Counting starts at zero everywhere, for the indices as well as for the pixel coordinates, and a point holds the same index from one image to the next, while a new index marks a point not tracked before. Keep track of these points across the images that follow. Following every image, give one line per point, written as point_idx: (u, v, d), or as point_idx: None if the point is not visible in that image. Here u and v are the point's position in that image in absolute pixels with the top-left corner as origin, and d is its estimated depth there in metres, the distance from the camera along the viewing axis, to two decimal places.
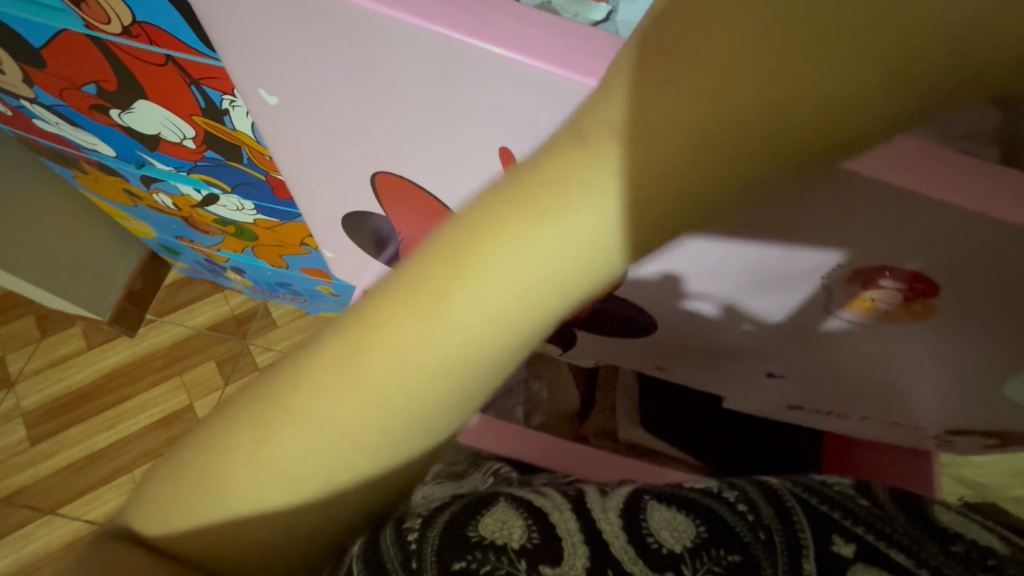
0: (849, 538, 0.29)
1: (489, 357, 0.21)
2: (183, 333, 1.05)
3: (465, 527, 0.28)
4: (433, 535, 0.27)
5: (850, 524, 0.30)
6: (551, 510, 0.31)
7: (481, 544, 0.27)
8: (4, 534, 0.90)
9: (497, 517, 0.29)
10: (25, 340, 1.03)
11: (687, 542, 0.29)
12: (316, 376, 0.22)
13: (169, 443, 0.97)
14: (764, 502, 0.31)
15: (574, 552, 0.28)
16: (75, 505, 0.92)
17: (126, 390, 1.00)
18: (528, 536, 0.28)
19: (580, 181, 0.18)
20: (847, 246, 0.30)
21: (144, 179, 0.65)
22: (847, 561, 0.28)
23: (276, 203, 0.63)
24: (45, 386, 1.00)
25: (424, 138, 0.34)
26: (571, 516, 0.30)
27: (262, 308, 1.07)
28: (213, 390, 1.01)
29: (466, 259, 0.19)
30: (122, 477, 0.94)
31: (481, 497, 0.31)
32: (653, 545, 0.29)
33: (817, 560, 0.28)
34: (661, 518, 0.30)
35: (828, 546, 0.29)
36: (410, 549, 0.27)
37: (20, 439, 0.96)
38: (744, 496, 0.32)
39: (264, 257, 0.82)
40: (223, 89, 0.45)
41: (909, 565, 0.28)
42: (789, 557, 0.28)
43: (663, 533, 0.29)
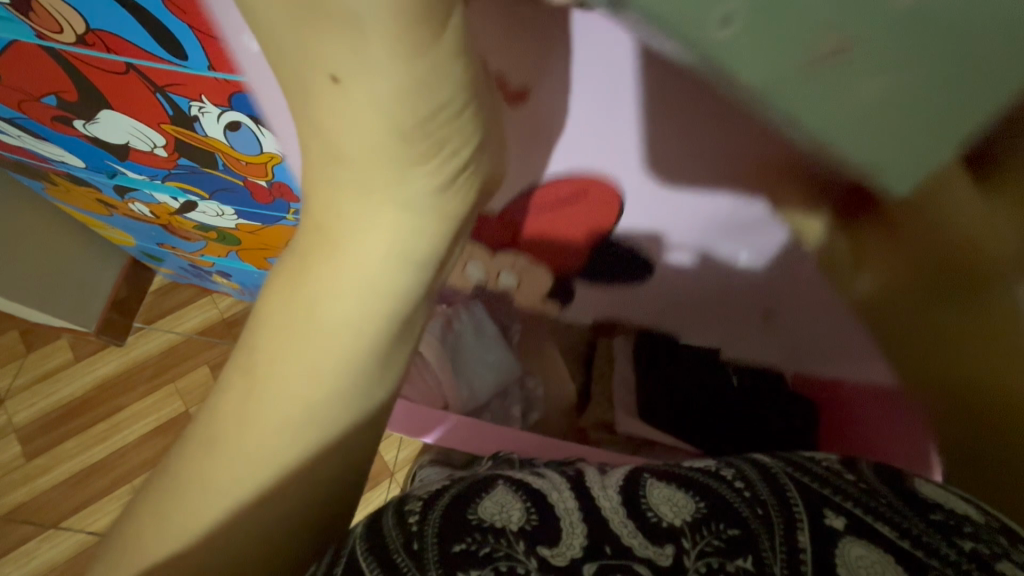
0: (841, 512, 0.32)
1: (359, 311, 0.29)
2: (173, 339, 1.04)
3: (466, 511, 0.33)
4: (433, 518, 0.32)
5: (842, 500, 0.32)
6: (551, 492, 0.36)
7: (481, 526, 0.32)
8: (8, 551, 0.90)
9: (495, 502, 0.34)
10: (10, 355, 1.01)
11: (687, 516, 0.32)
12: (240, 379, 0.29)
13: (168, 450, 0.96)
14: (761, 481, 0.33)
15: (573, 532, 0.32)
16: (78, 517, 0.92)
17: (120, 400, 0.99)
18: (526, 518, 0.33)
19: (385, 183, 0.27)
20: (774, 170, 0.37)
21: (118, 189, 0.63)
22: (838, 534, 0.31)
23: (257, 207, 0.61)
24: (36, 401, 0.98)
25: None
26: (569, 497, 0.35)
27: (252, 310, 1.06)
28: (208, 395, 1.00)
29: (343, 192, 0.28)
30: (124, 487, 0.94)
31: (482, 483, 0.36)
32: (653, 519, 0.32)
33: (812, 532, 0.31)
34: (660, 494, 0.33)
35: (821, 520, 0.31)
36: (411, 530, 0.32)
37: (15, 455, 0.95)
38: (740, 473, 0.34)
39: (249, 261, 0.81)
40: (191, 96, 0.44)
41: (896, 537, 0.30)
42: (786, 532, 0.31)
43: (662, 507, 0.32)
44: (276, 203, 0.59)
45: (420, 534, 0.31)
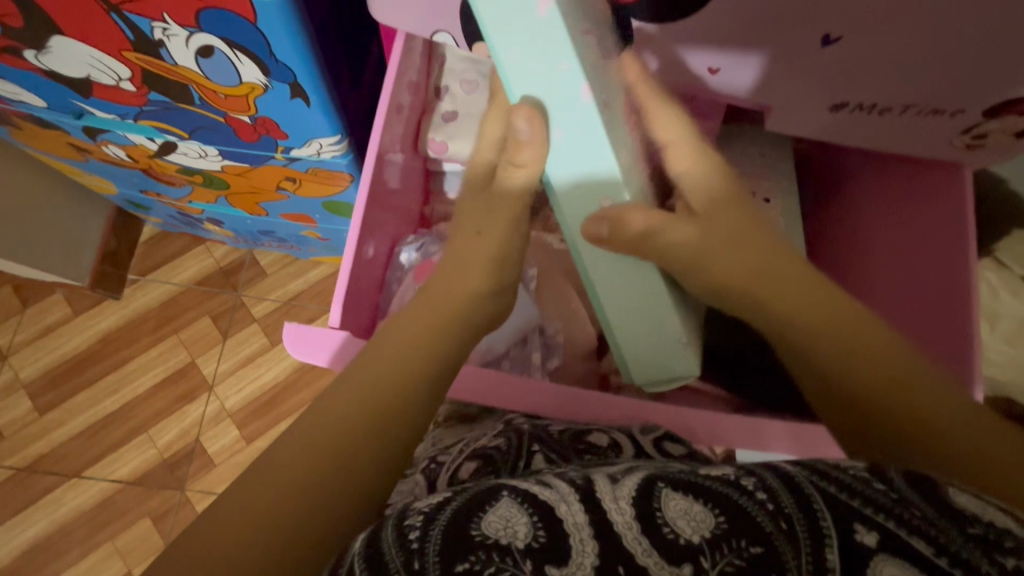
0: (872, 527, 0.27)
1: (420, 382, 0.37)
2: (171, 290, 1.01)
3: (471, 522, 0.29)
4: (434, 536, 0.29)
5: (872, 513, 0.28)
6: (558, 502, 0.30)
7: (485, 543, 0.28)
8: (34, 501, 0.92)
9: (500, 515, 0.30)
10: (7, 312, 0.98)
11: (705, 533, 0.28)
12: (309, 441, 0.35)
13: (179, 401, 0.96)
14: (784, 491, 0.29)
15: (583, 550, 0.28)
16: (98, 467, 0.93)
17: (124, 353, 0.98)
18: (534, 534, 0.29)
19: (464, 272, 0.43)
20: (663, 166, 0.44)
21: (87, 131, 0.57)
22: (870, 551, 0.27)
23: (242, 146, 0.56)
24: (40, 356, 0.97)
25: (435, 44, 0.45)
26: (580, 510, 0.30)
27: (248, 257, 1.02)
28: (213, 345, 0.99)
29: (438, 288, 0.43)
30: (140, 437, 0.94)
31: (485, 491, 0.31)
32: (670, 535, 0.28)
33: (840, 551, 0.27)
34: (676, 507, 0.29)
35: (850, 535, 0.27)
36: (412, 548, 0.28)
37: (28, 409, 0.95)
38: (761, 482, 0.30)
39: (240, 206, 0.76)
40: (151, 15, 0.38)
41: (930, 553, 0.26)
42: (812, 550, 0.27)
43: (678, 523, 0.29)
44: (263, 140, 0.54)
45: (422, 553, 0.28)
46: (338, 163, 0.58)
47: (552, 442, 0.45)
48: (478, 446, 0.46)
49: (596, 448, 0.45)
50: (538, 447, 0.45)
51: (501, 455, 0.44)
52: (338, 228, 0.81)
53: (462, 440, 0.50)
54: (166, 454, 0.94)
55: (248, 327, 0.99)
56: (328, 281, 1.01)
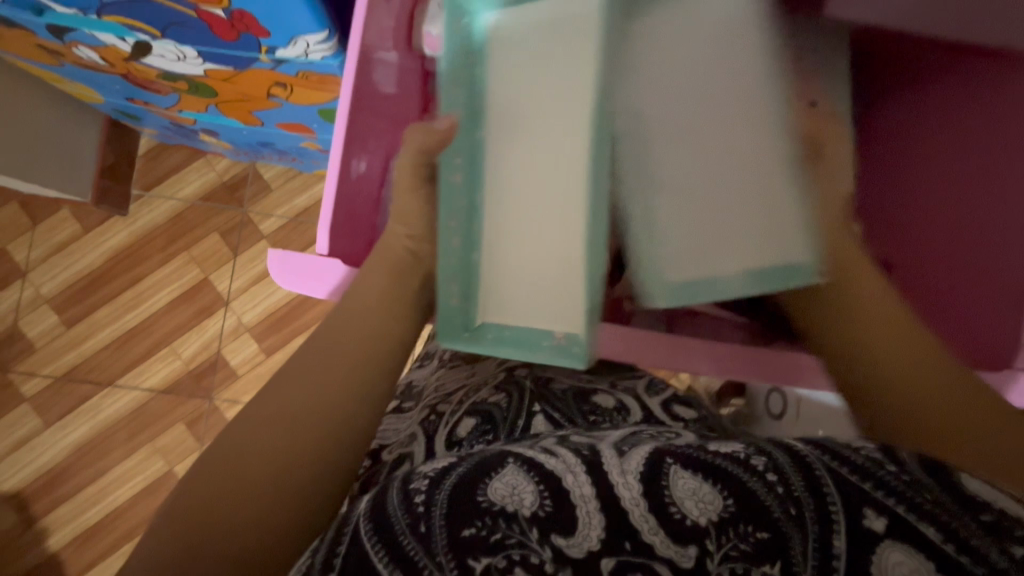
0: (882, 513, 0.31)
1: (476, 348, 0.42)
2: (176, 206, 0.99)
3: (476, 492, 0.33)
4: (442, 497, 0.33)
5: (881, 496, 0.32)
6: (563, 474, 0.34)
7: (491, 509, 0.32)
8: (74, 407, 0.98)
9: (506, 482, 0.33)
10: (17, 229, 0.98)
11: (712, 516, 0.32)
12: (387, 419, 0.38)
13: (197, 316, 0.98)
14: (795, 473, 0.33)
15: (590, 523, 0.32)
16: (129, 377, 0.98)
17: (138, 269, 0.98)
18: (540, 504, 0.33)
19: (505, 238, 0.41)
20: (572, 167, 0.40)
21: (53, 30, 0.52)
22: (877, 536, 0.31)
23: (222, 46, 0.50)
24: (58, 272, 0.98)
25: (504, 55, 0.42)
26: (586, 480, 0.34)
27: (251, 171, 0.99)
28: (225, 261, 0.98)
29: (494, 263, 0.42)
30: (164, 350, 0.98)
31: (489, 460, 0.35)
32: (676, 515, 0.32)
33: (847, 534, 0.31)
34: (684, 486, 0.33)
35: (861, 521, 0.31)
36: (418, 511, 0.33)
37: (54, 323, 0.98)
38: (771, 463, 0.34)
39: (232, 115, 0.71)
40: None
41: (937, 538, 0.30)
42: (818, 530, 0.32)
43: (687, 504, 0.32)
44: (244, 39, 0.48)
45: (428, 513, 0.32)
46: (330, 66, 0.53)
47: (555, 400, 0.46)
48: (477, 400, 0.46)
49: (602, 410, 0.46)
50: (539, 406, 0.45)
51: (501, 412, 0.45)
52: None
53: (465, 385, 0.50)
54: (191, 366, 0.98)
55: (258, 244, 0.98)
56: None
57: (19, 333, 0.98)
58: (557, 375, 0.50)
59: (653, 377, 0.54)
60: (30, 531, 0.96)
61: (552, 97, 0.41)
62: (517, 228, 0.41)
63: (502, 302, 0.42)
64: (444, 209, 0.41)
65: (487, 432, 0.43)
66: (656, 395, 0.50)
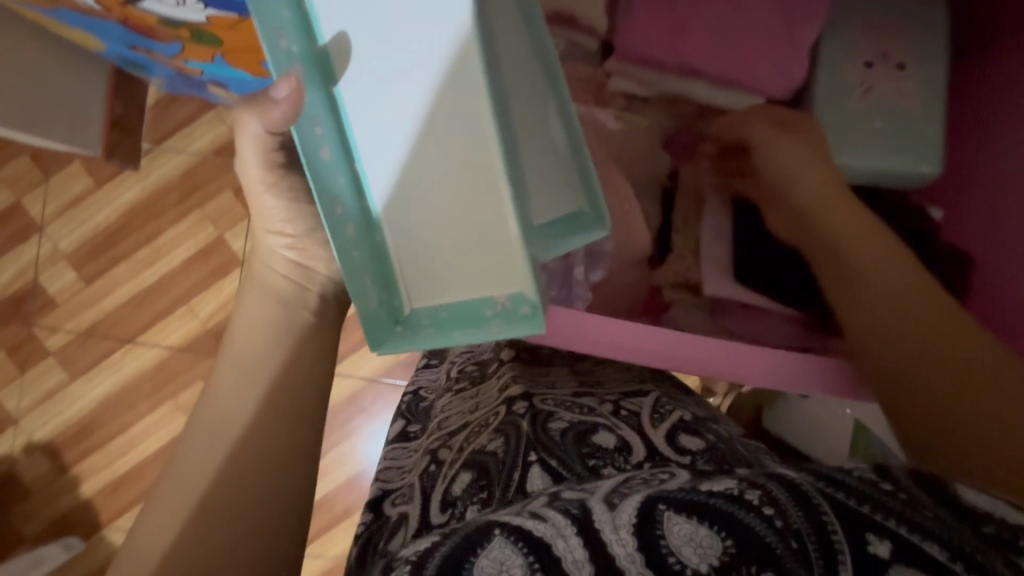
0: (886, 537, 0.31)
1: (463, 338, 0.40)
2: (188, 161, 0.96)
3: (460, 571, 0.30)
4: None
5: (883, 520, 0.32)
6: (554, 539, 0.31)
7: None
8: (97, 362, 0.99)
9: (493, 558, 0.31)
10: (31, 183, 0.96)
11: (713, 560, 0.30)
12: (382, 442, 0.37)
13: (213, 275, 0.97)
14: (791, 505, 0.33)
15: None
16: (149, 334, 0.98)
17: (153, 226, 0.97)
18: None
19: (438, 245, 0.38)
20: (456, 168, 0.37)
21: None
22: (885, 562, 0.31)
23: None
24: (74, 227, 0.97)
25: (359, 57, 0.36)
26: (578, 543, 0.31)
27: None
28: (239, 219, 0.96)
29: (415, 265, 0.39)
30: (182, 308, 0.97)
31: (473, 534, 0.32)
32: (676, 567, 0.30)
33: (853, 562, 0.31)
34: (681, 533, 0.31)
35: (864, 547, 0.31)
36: None
37: (73, 279, 0.98)
38: (767, 497, 0.33)
39: (239, 66, 0.66)
40: None
41: (946, 558, 0.30)
42: (822, 564, 0.31)
43: (685, 551, 0.31)
44: None
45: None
46: None
47: (555, 447, 0.42)
48: (474, 450, 0.45)
49: (604, 451, 0.42)
50: (536, 454, 0.41)
51: (497, 464, 0.42)
52: None
53: (467, 427, 0.49)
54: (209, 325, 0.97)
55: None
56: None
57: (40, 289, 0.98)
58: (559, 413, 0.46)
59: (661, 398, 0.52)
60: (64, 478, 0.99)
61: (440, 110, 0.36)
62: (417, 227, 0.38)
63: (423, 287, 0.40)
64: (324, 203, 0.37)
65: (482, 488, 0.40)
66: (661, 424, 0.47)
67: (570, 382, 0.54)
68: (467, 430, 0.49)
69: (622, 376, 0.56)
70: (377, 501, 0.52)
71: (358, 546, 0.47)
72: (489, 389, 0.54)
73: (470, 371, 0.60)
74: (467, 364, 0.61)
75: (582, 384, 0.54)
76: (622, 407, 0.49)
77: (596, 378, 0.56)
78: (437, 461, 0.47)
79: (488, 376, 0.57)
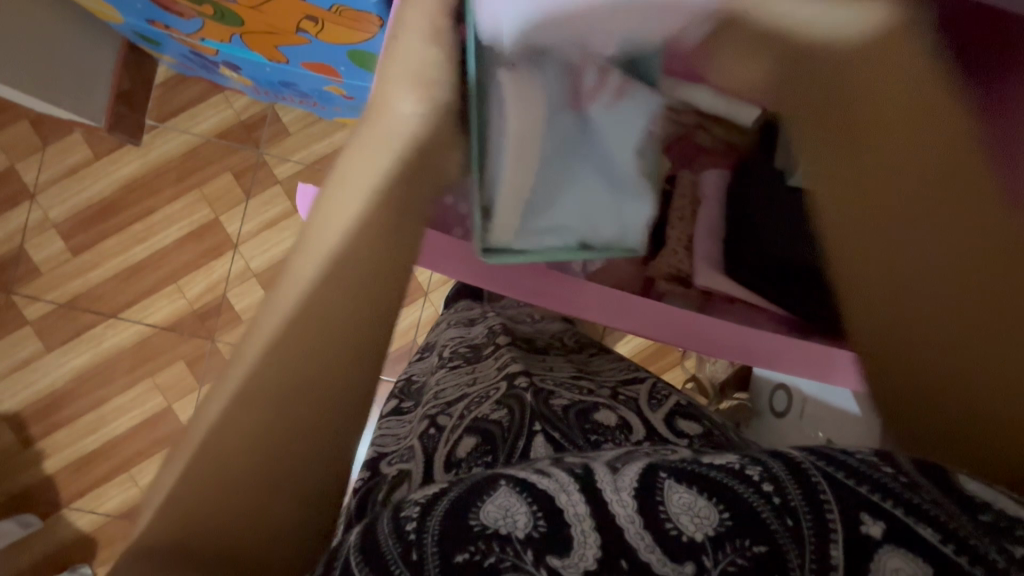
0: (879, 518, 0.29)
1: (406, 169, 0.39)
2: (190, 141, 0.97)
3: (467, 514, 0.31)
4: (431, 526, 0.30)
5: (880, 500, 0.30)
6: (557, 493, 0.32)
7: (483, 533, 0.30)
8: (78, 334, 0.97)
9: (499, 504, 0.31)
10: (28, 148, 0.96)
11: (708, 531, 0.30)
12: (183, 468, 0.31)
13: (205, 255, 0.97)
14: (792, 484, 0.31)
15: (585, 542, 0.30)
16: (134, 310, 0.97)
17: (149, 202, 0.97)
18: (533, 525, 0.30)
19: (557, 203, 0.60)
20: (544, 212, 0.58)
21: None
22: (875, 542, 0.29)
23: None
24: (67, 197, 0.96)
25: (516, 157, 0.54)
26: (580, 499, 0.31)
27: (271, 112, 0.97)
28: (237, 203, 0.97)
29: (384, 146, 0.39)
30: (170, 287, 0.97)
31: (482, 482, 0.33)
32: (672, 532, 0.30)
33: (844, 547, 0.29)
34: (679, 502, 0.31)
35: (857, 526, 0.29)
36: (409, 540, 0.30)
37: (61, 249, 0.96)
38: (767, 473, 0.32)
39: (258, 50, 0.68)
40: None
41: (938, 541, 0.28)
42: (817, 545, 0.30)
43: (682, 519, 0.30)
44: None
45: (418, 544, 0.30)
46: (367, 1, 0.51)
47: (556, 421, 0.44)
48: (477, 417, 0.46)
49: (603, 428, 0.44)
50: (539, 426, 0.43)
51: (501, 432, 0.44)
52: (363, 86, 0.75)
53: (466, 398, 0.51)
54: (196, 306, 0.97)
55: (271, 188, 0.97)
56: None
57: (25, 256, 0.96)
58: (559, 391, 0.49)
59: (656, 384, 0.54)
60: (27, 453, 0.97)
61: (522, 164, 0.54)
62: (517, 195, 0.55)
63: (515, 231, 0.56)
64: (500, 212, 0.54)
65: (486, 452, 0.42)
66: (660, 409, 0.49)
67: (568, 368, 0.56)
68: (467, 401, 0.51)
69: (618, 367, 0.59)
70: (374, 462, 0.51)
71: (355, 500, 0.46)
72: (487, 367, 0.56)
73: (463, 352, 0.63)
74: (460, 347, 0.64)
75: (579, 371, 0.56)
76: (620, 393, 0.51)
77: (591, 368, 0.59)
78: (437, 426, 0.48)
79: (485, 356, 0.59)
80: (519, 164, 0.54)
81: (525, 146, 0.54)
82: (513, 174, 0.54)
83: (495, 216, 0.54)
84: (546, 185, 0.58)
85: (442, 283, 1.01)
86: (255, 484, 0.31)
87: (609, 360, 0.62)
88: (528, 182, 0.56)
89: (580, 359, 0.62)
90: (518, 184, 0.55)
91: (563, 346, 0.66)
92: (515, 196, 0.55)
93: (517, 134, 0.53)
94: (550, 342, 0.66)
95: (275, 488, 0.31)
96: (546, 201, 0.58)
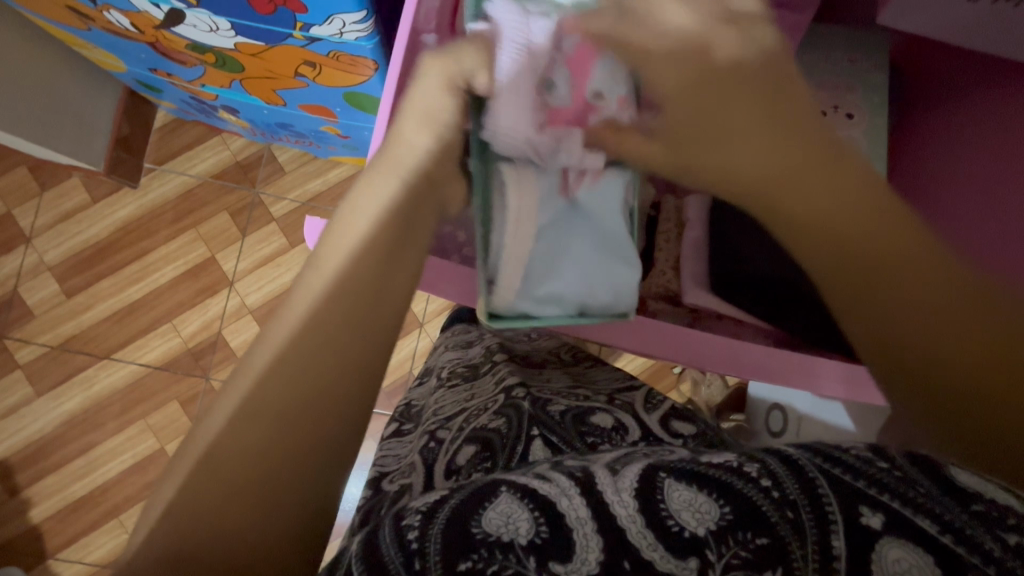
0: (878, 510, 0.30)
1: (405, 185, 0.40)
2: (187, 182, 0.99)
3: (469, 523, 0.31)
4: (433, 536, 0.31)
5: (877, 494, 0.31)
6: (558, 498, 0.32)
7: (486, 541, 0.30)
8: (70, 376, 0.96)
9: (500, 511, 0.31)
10: (25, 194, 0.97)
11: (710, 525, 0.31)
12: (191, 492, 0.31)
13: (201, 294, 0.97)
14: (789, 478, 0.32)
15: (587, 545, 0.31)
16: (128, 351, 0.96)
17: (145, 243, 0.98)
18: (535, 531, 0.31)
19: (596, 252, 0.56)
20: (550, 276, 0.53)
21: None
22: (875, 534, 0.30)
23: (261, 21, 0.50)
24: (62, 241, 0.97)
25: (514, 212, 0.51)
26: (580, 503, 0.32)
27: (266, 153, 1.00)
28: (233, 241, 0.98)
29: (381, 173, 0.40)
30: (164, 326, 0.97)
31: (481, 491, 0.33)
32: (674, 528, 0.31)
33: (846, 536, 0.30)
34: (679, 498, 0.32)
35: (856, 518, 0.30)
36: (412, 549, 0.30)
37: (55, 292, 0.97)
38: (765, 469, 0.32)
39: (256, 93, 0.70)
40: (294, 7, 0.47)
41: (934, 530, 0.29)
42: (818, 536, 0.30)
43: (683, 515, 0.31)
44: (280, 15, 0.49)
45: (421, 552, 0.30)
46: (362, 47, 0.54)
47: (553, 425, 0.45)
48: (475, 428, 0.47)
49: (600, 430, 0.45)
50: (537, 430, 0.44)
51: (499, 438, 0.45)
52: (358, 125, 0.78)
53: (465, 411, 0.52)
54: (191, 344, 0.97)
55: (268, 225, 0.99)
56: (348, 182, 0.99)
57: (19, 299, 0.96)
58: (555, 398, 0.49)
59: (651, 391, 0.55)
60: (13, 501, 0.94)
61: (517, 218, 0.51)
62: (515, 255, 0.51)
63: (518, 296, 0.52)
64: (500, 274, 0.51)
65: (486, 458, 0.43)
66: (654, 412, 0.49)
67: (565, 379, 0.57)
68: (465, 415, 0.51)
69: (613, 376, 0.60)
70: (376, 482, 0.51)
71: (357, 518, 0.45)
72: (485, 383, 0.57)
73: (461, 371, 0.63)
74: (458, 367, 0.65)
75: (576, 381, 0.57)
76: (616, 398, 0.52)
77: (587, 377, 0.59)
78: (437, 440, 0.49)
79: (483, 373, 0.60)
80: (519, 217, 0.51)
81: (522, 199, 0.52)
82: (513, 228, 0.51)
83: (497, 279, 0.51)
84: (547, 244, 0.53)
85: (437, 313, 1.02)
86: (261, 503, 0.32)
87: (606, 371, 0.63)
88: (527, 246, 0.52)
89: (575, 371, 0.62)
90: (515, 241, 0.51)
91: (559, 359, 0.67)
92: (512, 252, 0.51)
93: (513, 186, 0.51)
94: (547, 356, 0.67)
95: (282, 506, 0.32)
96: (548, 262, 0.53)
